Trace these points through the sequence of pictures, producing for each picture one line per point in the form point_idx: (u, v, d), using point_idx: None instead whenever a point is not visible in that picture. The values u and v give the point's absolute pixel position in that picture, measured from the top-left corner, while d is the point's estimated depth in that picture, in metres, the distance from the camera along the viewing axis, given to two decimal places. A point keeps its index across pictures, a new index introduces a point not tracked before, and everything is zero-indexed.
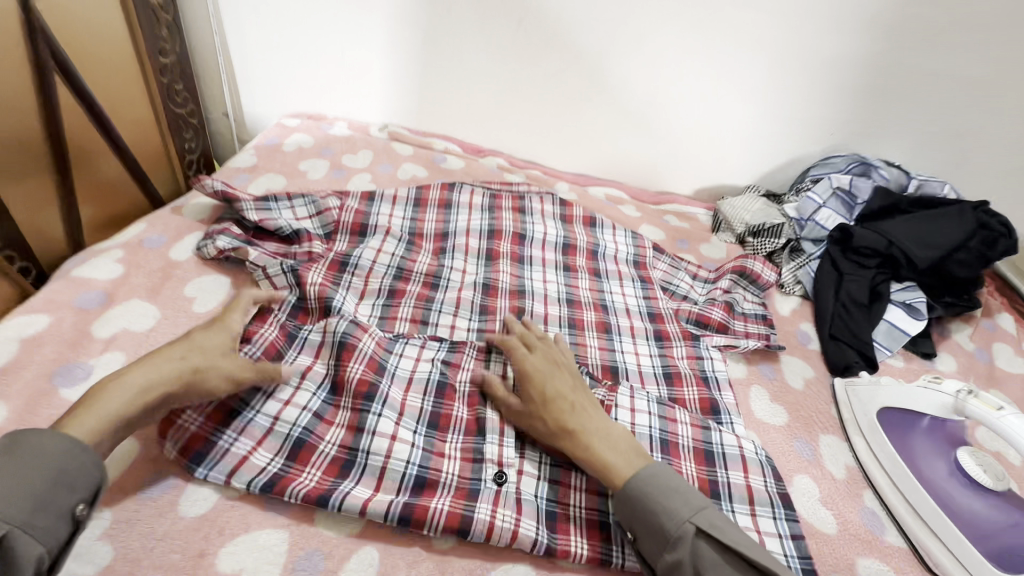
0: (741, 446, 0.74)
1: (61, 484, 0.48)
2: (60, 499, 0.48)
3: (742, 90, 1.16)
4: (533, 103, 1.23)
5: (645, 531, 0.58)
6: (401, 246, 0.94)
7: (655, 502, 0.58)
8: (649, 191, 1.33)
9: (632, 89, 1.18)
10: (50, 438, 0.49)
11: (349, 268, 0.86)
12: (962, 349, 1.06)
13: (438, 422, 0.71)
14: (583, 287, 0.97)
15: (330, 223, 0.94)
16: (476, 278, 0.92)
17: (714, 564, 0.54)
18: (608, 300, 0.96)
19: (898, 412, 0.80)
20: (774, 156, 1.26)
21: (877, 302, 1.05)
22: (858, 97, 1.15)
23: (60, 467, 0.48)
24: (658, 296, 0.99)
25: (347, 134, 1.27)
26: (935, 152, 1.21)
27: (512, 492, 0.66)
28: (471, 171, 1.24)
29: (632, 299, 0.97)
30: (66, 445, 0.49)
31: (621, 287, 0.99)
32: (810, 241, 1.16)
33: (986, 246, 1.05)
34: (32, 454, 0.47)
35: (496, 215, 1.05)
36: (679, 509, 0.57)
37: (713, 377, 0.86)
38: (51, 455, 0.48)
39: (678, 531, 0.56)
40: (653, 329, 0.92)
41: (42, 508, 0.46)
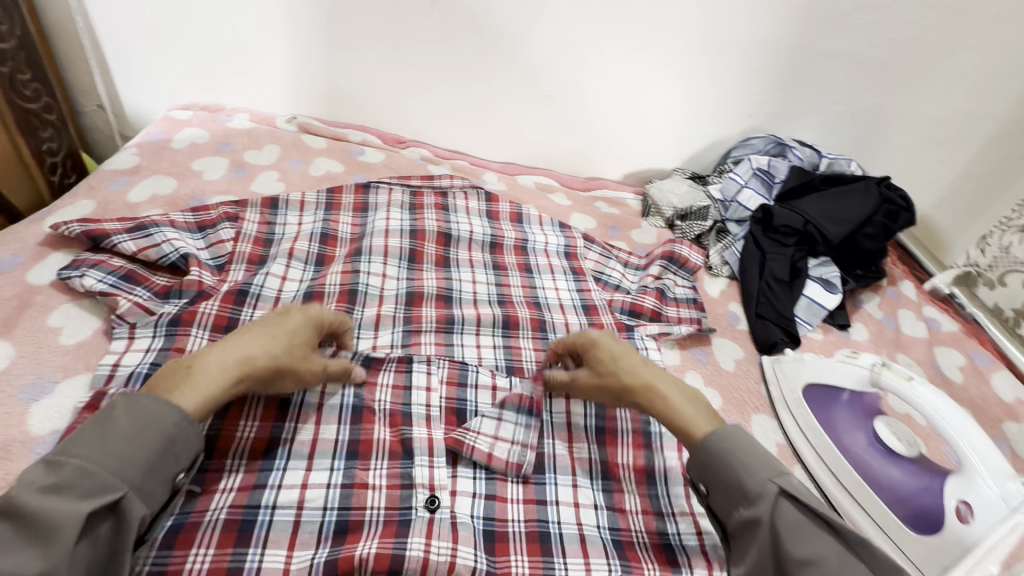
0: None
1: (167, 453, 0.50)
2: (165, 467, 0.50)
3: (663, 74, 1.16)
4: (453, 89, 1.17)
5: (719, 487, 0.57)
6: (309, 269, 0.85)
7: (737, 460, 0.56)
8: (579, 178, 1.31)
9: (555, 73, 1.15)
10: (155, 406, 0.50)
11: (251, 299, 0.76)
12: (872, 318, 1.13)
13: (357, 450, 0.65)
14: (514, 285, 0.94)
15: (224, 255, 0.83)
16: (398, 286, 0.85)
17: (795, 524, 0.52)
18: (541, 298, 0.93)
19: (821, 388, 0.82)
20: (697, 139, 1.28)
21: (796, 279, 1.09)
22: (772, 79, 1.18)
23: (167, 437, 0.50)
24: (591, 288, 0.97)
25: (249, 126, 1.15)
26: (842, 131, 1.27)
27: (447, 518, 0.62)
28: (392, 164, 1.16)
29: (565, 293, 0.95)
30: (170, 419, 0.50)
31: (554, 281, 0.97)
32: (734, 222, 1.19)
33: (890, 220, 1.12)
34: (147, 419, 0.49)
35: (419, 215, 0.99)
36: (759, 468, 0.56)
37: None
38: (158, 423, 0.49)
39: (759, 488, 0.54)
40: (588, 324, 0.90)
41: (152, 475, 0.49)
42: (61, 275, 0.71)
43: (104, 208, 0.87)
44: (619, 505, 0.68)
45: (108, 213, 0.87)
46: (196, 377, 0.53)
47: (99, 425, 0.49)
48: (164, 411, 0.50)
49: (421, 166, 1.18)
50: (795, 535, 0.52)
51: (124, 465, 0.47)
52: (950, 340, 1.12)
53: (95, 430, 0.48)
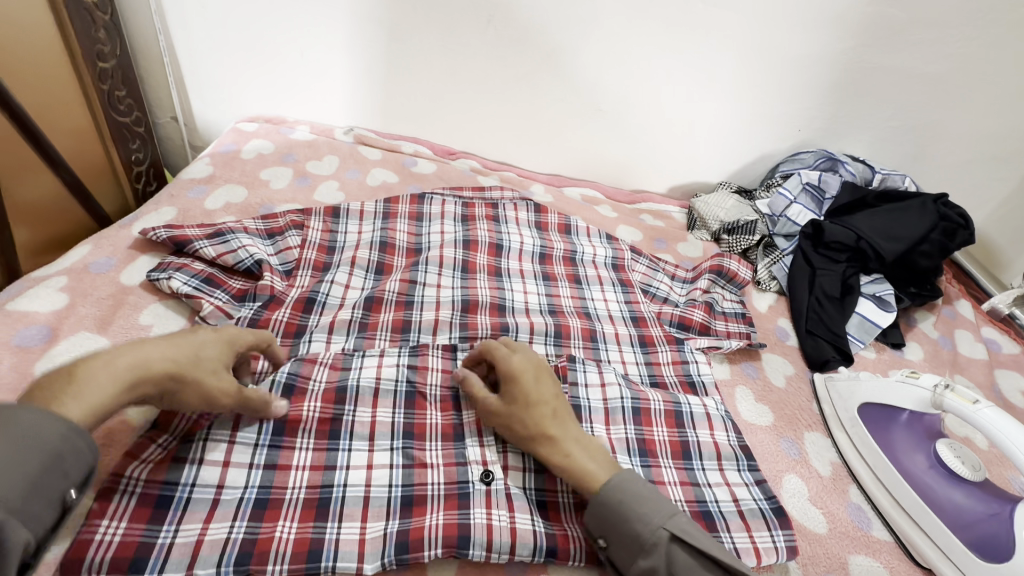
0: (714, 436, 0.76)
1: (56, 469, 0.45)
2: (50, 487, 0.44)
3: (713, 89, 1.17)
4: (505, 104, 1.20)
5: (617, 539, 0.58)
6: (370, 276, 0.89)
7: (628, 508, 0.57)
8: (624, 190, 1.32)
9: (605, 87, 1.17)
10: (39, 418, 0.45)
11: (317, 306, 0.80)
12: (927, 337, 1.10)
13: (413, 432, 0.68)
14: (564, 296, 0.96)
15: (291, 261, 0.87)
16: (452, 294, 0.88)
17: (688, 567, 0.54)
18: (591, 309, 0.94)
19: (879, 408, 0.81)
20: (745, 153, 1.27)
21: (848, 295, 1.08)
22: (825, 93, 1.17)
23: (53, 450, 0.44)
24: (639, 300, 0.98)
25: (310, 138, 1.21)
26: (896, 146, 1.25)
27: (502, 490, 0.65)
28: (444, 175, 1.20)
29: (614, 304, 0.96)
30: (57, 428, 0.45)
31: (602, 292, 0.98)
32: (782, 237, 1.18)
33: (946, 238, 1.10)
34: (27, 435, 0.43)
35: (472, 225, 1.02)
36: (651, 515, 0.57)
37: (699, 381, 0.86)
38: (41, 437, 0.44)
39: (652, 537, 0.56)
40: (637, 335, 0.91)
41: (34, 494, 0.43)
42: (150, 277, 0.76)
43: (184, 215, 0.93)
44: (657, 479, 0.70)
45: (188, 219, 0.93)
46: (87, 386, 0.49)
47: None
48: (49, 423, 0.45)
49: (471, 177, 1.22)
50: None
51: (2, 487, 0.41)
52: (1010, 361, 1.09)
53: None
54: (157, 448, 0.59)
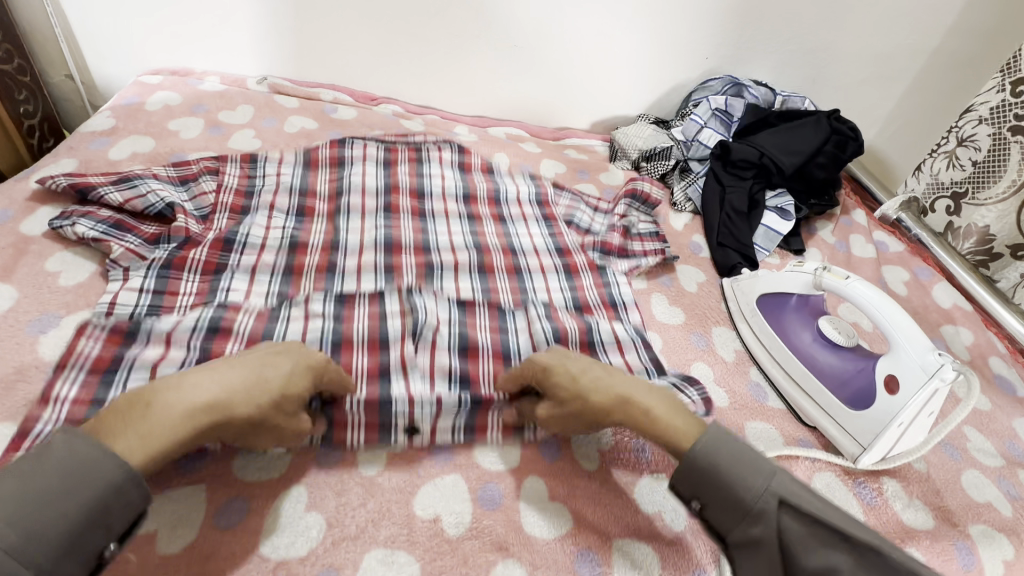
0: (622, 340, 0.83)
1: (99, 523, 0.45)
2: (91, 539, 0.45)
3: (622, 20, 1.20)
4: (420, 45, 1.20)
5: (716, 502, 0.56)
6: (291, 219, 0.89)
7: (723, 473, 0.56)
8: (548, 127, 1.36)
9: (518, 22, 1.18)
10: (90, 454, 0.46)
11: (237, 246, 0.80)
12: (825, 244, 1.21)
13: (340, 341, 0.71)
14: (489, 232, 0.99)
15: (207, 206, 0.86)
16: (376, 236, 0.89)
17: (802, 538, 0.51)
18: (515, 242, 0.98)
19: (773, 298, 0.90)
20: (659, 85, 1.32)
21: (754, 209, 1.17)
22: (726, 20, 1.23)
23: (101, 498, 0.45)
24: (562, 232, 1.03)
25: (221, 88, 1.17)
26: (795, 69, 1.33)
27: (427, 423, 0.66)
28: (365, 121, 1.19)
29: (538, 238, 1.01)
30: (110, 473, 0.46)
31: (527, 229, 1.02)
32: (696, 160, 1.26)
33: (838, 149, 1.20)
34: (77, 471, 0.45)
35: (393, 168, 1.04)
36: (752, 480, 0.55)
37: (619, 300, 0.91)
38: (91, 475, 0.45)
39: (758, 503, 0.54)
40: (561, 264, 0.96)
41: (72, 550, 0.44)
42: (53, 225, 0.74)
43: (86, 166, 0.90)
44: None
45: (91, 170, 0.90)
46: (156, 416, 0.49)
47: (33, 467, 0.45)
48: (104, 460, 0.46)
49: (394, 121, 1.21)
50: (805, 550, 0.51)
51: (45, 531, 0.43)
52: (896, 258, 1.20)
53: (22, 474, 0.44)
54: (68, 384, 0.60)
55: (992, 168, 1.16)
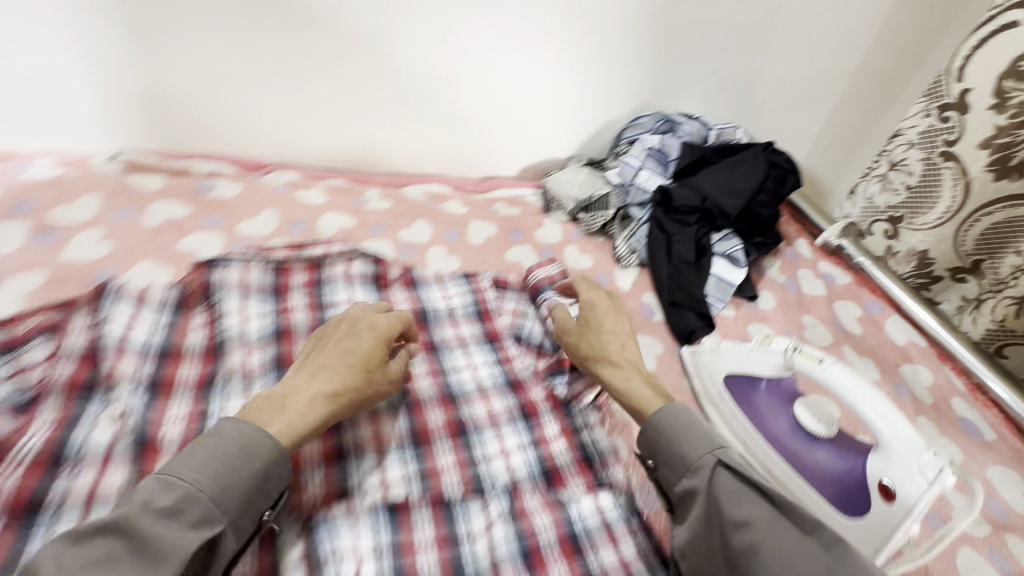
0: (600, 508, 0.66)
1: (262, 489, 0.54)
2: (257, 503, 0.53)
3: (543, 61, 1.08)
4: (308, 101, 1.02)
5: (663, 458, 0.61)
6: (141, 394, 0.64)
7: (675, 432, 0.61)
8: (472, 179, 1.22)
9: (425, 70, 1.02)
10: (256, 438, 0.54)
11: (68, 460, 0.57)
12: (776, 284, 1.15)
13: None
14: (420, 375, 0.77)
15: (32, 388, 0.63)
16: None
17: (731, 490, 0.54)
18: (454, 385, 0.77)
19: (743, 377, 0.80)
20: (589, 124, 1.22)
21: (703, 257, 1.08)
22: (652, 54, 1.13)
23: (263, 470, 0.53)
24: (513, 357, 0.82)
25: (55, 173, 0.93)
26: (725, 99, 1.27)
27: None
28: (250, 197, 0.99)
29: (483, 370, 0.80)
30: (270, 451, 0.54)
31: (468, 357, 0.81)
32: (636, 206, 1.16)
33: (778, 185, 1.14)
34: (235, 456, 0.52)
35: (285, 300, 0.80)
36: (697, 443, 0.59)
37: (597, 452, 0.72)
38: (256, 453, 0.53)
39: (699, 458, 0.58)
40: (518, 407, 0.76)
41: (246, 509, 0.52)
42: None
43: None
44: None
45: None
46: (291, 406, 0.58)
47: (206, 448, 0.52)
48: (263, 441, 0.54)
49: (287, 194, 1.02)
50: (729, 497, 0.54)
51: (226, 496, 0.50)
52: (845, 292, 1.16)
53: (199, 453, 0.52)
54: None
55: (925, 194, 1.13)
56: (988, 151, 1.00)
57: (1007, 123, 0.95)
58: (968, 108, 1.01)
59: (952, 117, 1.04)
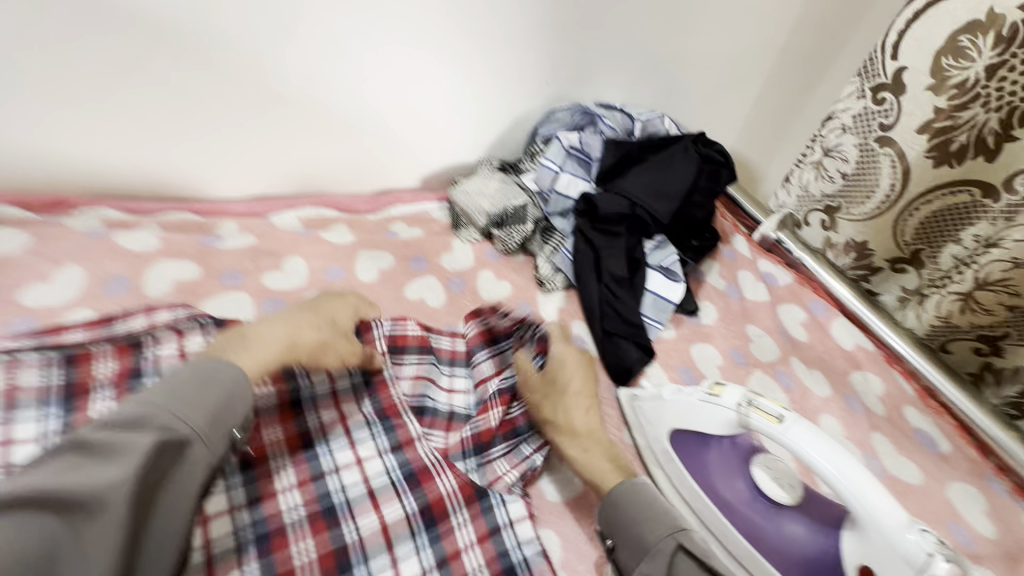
0: None
1: (228, 407, 0.55)
2: (228, 420, 0.55)
3: (430, 50, 0.88)
4: (117, 116, 0.76)
5: (625, 544, 0.58)
6: None
7: (644, 513, 0.59)
8: (363, 195, 1.01)
9: (276, 68, 0.80)
10: (223, 366, 0.57)
11: None
12: (716, 292, 1.04)
13: None
14: (284, 490, 0.64)
15: None
16: None
17: None
18: (333, 496, 0.65)
19: (691, 434, 0.68)
20: (497, 122, 1.03)
21: (635, 272, 0.95)
22: (562, 36, 0.96)
23: (231, 391, 0.56)
24: (410, 439, 0.70)
25: None
26: (649, 85, 1.12)
27: None
28: (44, 249, 0.74)
29: (373, 464, 0.68)
30: (233, 380, 0.56)
31: (353, 450, 0.68)
32: (558, 216, 1.00)
33: (712, 182, 1.02)
34: (206, 374, 0.55)
35: (82, 408, 0.62)
36: (662, 523, 0.57)
37: (519, 559, 0.64)
38: (220, 377, 0.56)
39: (659, 543, 0.56)
40: (418, 508, 0.65)
41: (216, 423, 0.54)
42: None
43: None
44: None
45: None
46: (254, 344, 0.62)
47: (171, 378, 0.54)
48: (227, 368, 0.57)
49: (102, 239, 0.77)
50: None
51: (193, 411, 0.52)
52: (787, 293, 1.05)
53: (161, 386, 0.53)
54: None
55: (860, 181, 1.03)
56: (927, 135, 0.91)
57: (947, 104, 0.87)
58: (903, 89, 0.91)
59: (886, 99, 0.94)
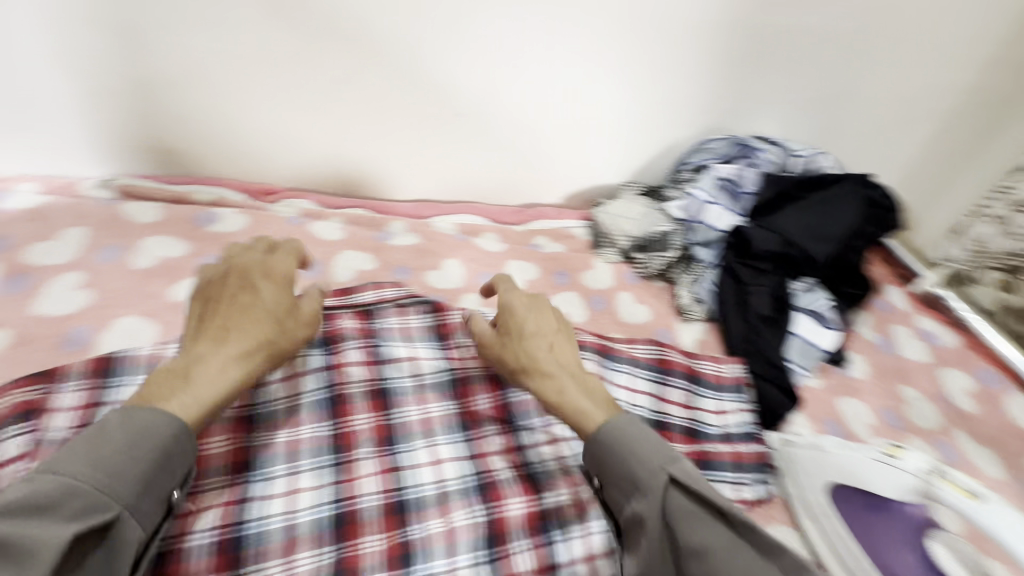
0: None
1: (167, 467, 0.49)
2: (162, 482, 0.49)
3: (602, 75, 0.91)
4: (326, 120, 0.88)
5: (613, 480, 0.55)
6: None
7: (629, 444, 0.56)
8: (511, 207, 1.06)
9: (465, 85, 0.88)
10: (156, 420, 0.49)
11: None
12: (867, 344, 0.97)
13: None
14: (494, 452, 0.69)
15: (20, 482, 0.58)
16: (322, 510, 0.61)
17: (688, 514, 0.50)
18: (534, 466, 0.68)
19: (854, 493, 0.70)
20: (650, 148, 1.04)
21: (782, 312, 0.91)
22: (732, 68, 0.95)
23: (165, 448, 0.49)
24: None
25: (40, 201, 0.83)
26: (811, 121, 1.07)
27: None
28: (257, 231, 0.86)
29: (564, 446, 0.70)
30: (166, 428, 0.49)
31: (548, 428, 0.72)
32: (701, 246, 0.99)
33: (875, 227, 0.96)
34: (142, 430, 0.48)
35: (336, 351, 0.72)
36: (650, 458, 0.54)
37: None
38: (152, 429, 0.48)
39: (648, 479, 0.53)
40: None
41: (146, 488, 0.47)
42: None
43: None
44: None
45: None
46: (197, 380, 0.53)
47: (88, 441, 0.46)
48: (163, 420, 0.49)
49: (302, 227, 0.89)
50: (688, 526, 0.49)
51: (114, 480, 0.45)
52: (954, 358, 0.97)
53: (85, 447, 0.46)
54: None
55: None
56: None
57: None
58: None
59: None
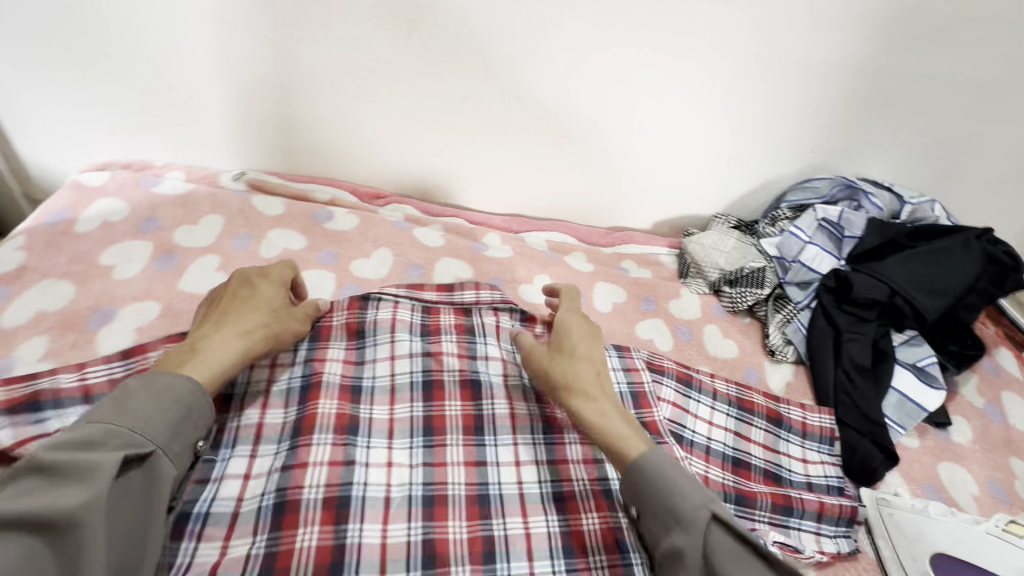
0: None
1: (187, 419, 0.55)
2: (189, 432, 0.55)
3: (709, 108, 0.92)
4: (439, 134, 0.93)
5: (653, 513, 0.55)
6: (284, 446, 0.64)
7: (671, 480, 0.55)
8: (599, 229, 1.08)
9: (574, 110, 0.91)
10: (176, 382, 0.55)
11: (194, 524, 0.59)
12: (973, 409, 0.90)
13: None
14: (574, 461, 0.69)
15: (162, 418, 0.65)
16: (412, 488, 0.64)
17: (732, 553, 0.50)
18: (613, 483, 0.68)
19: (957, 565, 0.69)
20: (748, 182, 1.03)
21: (881, 364, 0.87)
22: (846, 108, 0.93)
23: (187, 404, 0.55)
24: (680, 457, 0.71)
25: (186, 188, 0.93)
26: (925, 167, 1.02)
27: None
28: (367, 232, 0.93)
29: None
30: (187, 386, 0.55)
31: None
32: (795, 286, 0.96)
33: (995, 286, 0.89)
34: (163, 390, 0.54)
35: (434, 342, 0.76)
36: (693, 493, 0.54)
37: None
38: (176, 390, 0.54)
39: (693, 515, 0.52)
40: None
41: (176, 433, 0.53)
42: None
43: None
44: None
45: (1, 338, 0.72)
46: (206, 353, 0.59)
47: (135, 396, 0.53)
48: (179, 381, 0.55)
49: (406, 232, 0.94)
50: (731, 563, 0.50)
51: (149, 427, 0.52)
52: None
53: (134, 401, 0.53)
54: None
55: None
56: None
57: None
58: None
59: None
